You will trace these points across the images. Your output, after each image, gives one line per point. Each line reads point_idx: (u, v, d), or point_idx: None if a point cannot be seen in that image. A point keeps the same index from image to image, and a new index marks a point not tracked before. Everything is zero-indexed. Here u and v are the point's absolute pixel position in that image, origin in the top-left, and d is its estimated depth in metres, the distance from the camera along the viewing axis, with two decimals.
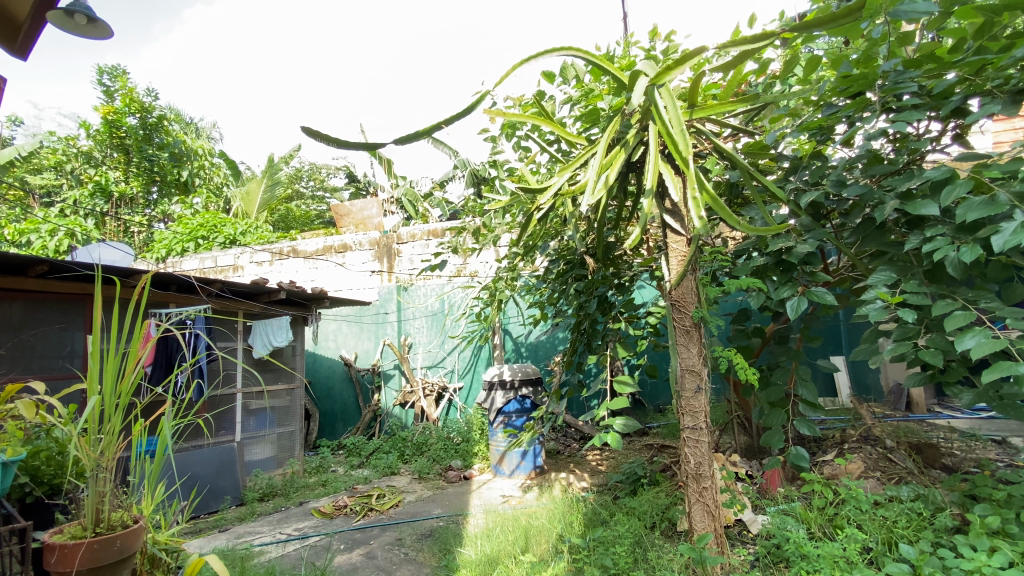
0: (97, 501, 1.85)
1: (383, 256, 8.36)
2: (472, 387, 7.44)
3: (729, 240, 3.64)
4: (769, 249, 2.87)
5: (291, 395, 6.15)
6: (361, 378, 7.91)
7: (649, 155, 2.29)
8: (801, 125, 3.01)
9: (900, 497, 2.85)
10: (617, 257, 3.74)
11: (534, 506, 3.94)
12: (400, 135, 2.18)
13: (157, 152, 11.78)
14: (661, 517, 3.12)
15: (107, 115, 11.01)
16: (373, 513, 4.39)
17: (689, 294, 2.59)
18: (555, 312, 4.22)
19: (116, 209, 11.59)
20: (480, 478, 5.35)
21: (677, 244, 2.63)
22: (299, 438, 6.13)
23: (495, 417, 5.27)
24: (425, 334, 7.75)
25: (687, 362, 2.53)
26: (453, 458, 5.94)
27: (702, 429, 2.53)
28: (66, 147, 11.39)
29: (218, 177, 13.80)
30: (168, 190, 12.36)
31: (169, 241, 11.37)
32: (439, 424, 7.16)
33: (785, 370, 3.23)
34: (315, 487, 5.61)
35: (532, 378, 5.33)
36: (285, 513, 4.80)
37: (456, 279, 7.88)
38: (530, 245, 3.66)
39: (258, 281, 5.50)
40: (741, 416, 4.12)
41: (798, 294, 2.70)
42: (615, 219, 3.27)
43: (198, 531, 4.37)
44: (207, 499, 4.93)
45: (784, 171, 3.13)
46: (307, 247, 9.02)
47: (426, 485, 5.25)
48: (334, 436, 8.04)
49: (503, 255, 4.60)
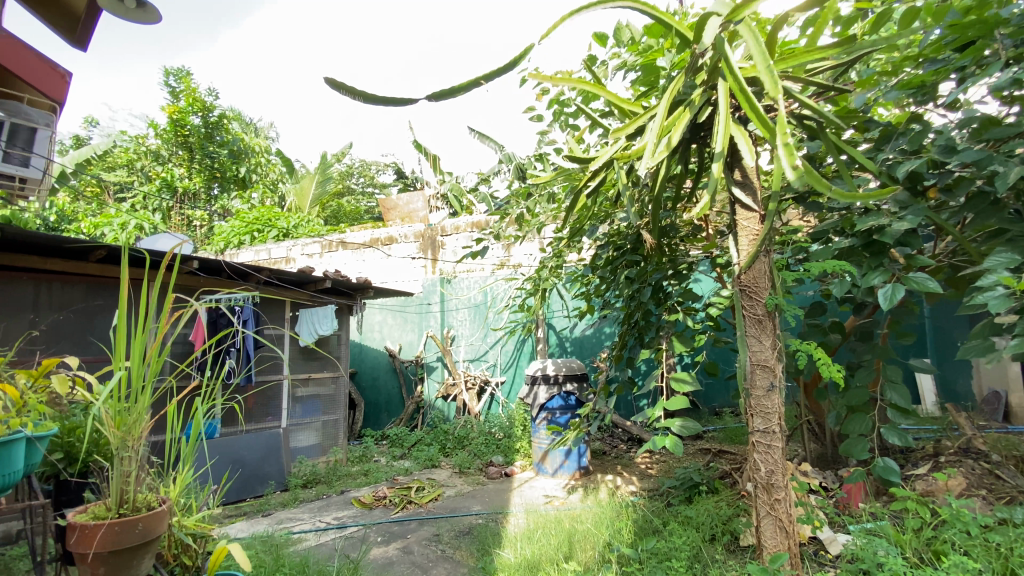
0: (121, 482, 1.77)
1: (428, 248, 8.30)
2: (514, 382, 7.24)
3: (803, 223, 3.26)
4: (856, 229, 2.51)
5: (336, 383, 6.17)
6: (405, 369, 7.90)
7: (719, 115, 1.98)
8: (896, 85, 2.61)
9: (1017, 522, 2.41)
10: (674, 243, 3.43)
11: (579, 509, 3.70)
12: (437, 90, 2.00)
13: (218, 150, 12.32)
14: (722, 529, 2.82)
15: (172, 115, 11.64)
16: (411, 506, 4.28)
17: (762, 278, 2.26)
18: (603, 303, 3.94)
19: (180, 204, 12.19)
20: (522, 476, 5.14)
21: (749, 222, 2.31)
22: (342, 426, 6.15)
23: (539, 413, 5.02)
24: (468, 327, 7.64)
25: (758, 356, 2.22)
26: (494, 453, 5.78)
27: (776, 433, 2.20)
28: (136, 146, 12.07)
29: (274, 173, 14.27)
30: (227, 186, 12.89)
31: (227, 234, 11.84)
32: (481, 418, 7.02)
33: (870, 369, 2.84)
34: (357, 476, 5.60)
35: (578, 374, 5.05)
36: (327, 501, 4.79)
37: (499, 271, 7.72)
38: (578, 229, 3.40)
39: (304, 270, 5.52)
40: (813, 421, 3.72)
41: (892, 281, 2.33)
42: (673, 198, 2.98)
43: (242, 515, 4.42)
44: (253, 483, 4.99)
45: (873, 140, 2.74)
46: (354, 239, 9.12)
47: (467, 480, 5.10)
48: (378, 426, 8.08)
49: (548, 242, 4.37)
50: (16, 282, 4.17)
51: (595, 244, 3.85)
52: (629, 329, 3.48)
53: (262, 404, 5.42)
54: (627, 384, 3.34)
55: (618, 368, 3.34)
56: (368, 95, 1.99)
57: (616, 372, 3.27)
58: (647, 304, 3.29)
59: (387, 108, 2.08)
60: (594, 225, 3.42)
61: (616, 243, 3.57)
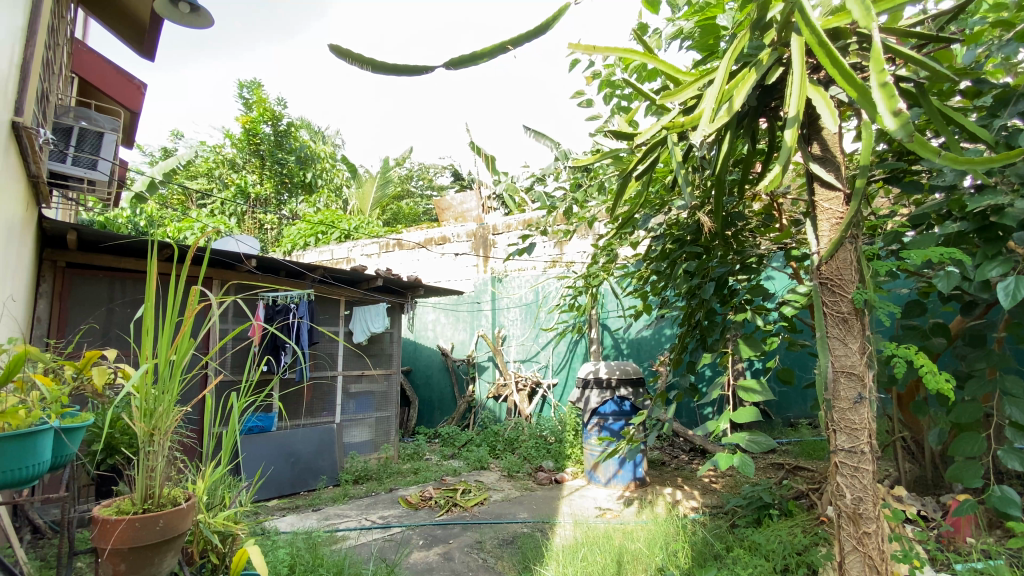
0: (146, 478, 1.76)
1: (480, 247, 8.23)
2: (566, 384, 6.98)
3: (895, 210, 2.81)
4: (967, 211, 2.10)
5: (388, 380, 6.21)
6: (457, 368, 7.87)
7: (791, 75, 1.68)
8: (1015, 35, 2.15)
9: None
10: (740, 234, 3.08)
11: (632, 525, 3.42)
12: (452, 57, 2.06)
13: (286, 156, 13.04)
14: (797, 559, 2.46)
15: (246, 125, 12.45)
16: (456, 509, 4.16)
17: (847, 270, 1.91)
18: (659, 301, 3.63)
19: (253, 209, 12.95)
20: (573, 484, 4.89)
21: (830, 204, 1.96)
22: (394, 424, 6.18)
23: (591, 418, 4.76)
24: (519, 327, 7.48)
25: (842, 362, 1.88)
26: (544, 458, 5.57)
27: (865, 454, 1.85)
28: (215, 155, 12.94)
29: (338, 178, 14.81)
30: (295, 191, 13.54)
31: (293, 236, 12.41)
32: (532, 420, 6.82)
33: (984, 380, 2.38)
34: (407, 475, 5.58)
35: (633, 378, 4.73)
36: (375, 499, 4.78)
37: (551, 270, 7.50)
38: (629, 221, 3.13)
39: (357, 268, 5.59)
40: (908, 438, 3.23)
41: (1017, 272, 1.92)
42: (737, 183, 2.65)
43: (293, 509, 4.50)
44: (306, 476, 5.10)
45: (985, 106, 2.29)
46: (409, 239, 9.24)
47: (515, 484, 4.92)
48: (432, 424, 8.09)
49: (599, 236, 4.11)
50: (94, 280, 4.50)
51: (651, 237, 3.55)
52: (689, 330, 3.18)
53: (318, 399, 5.54)
54: (686, 390, 3.02)
55: (676, 372, 3.04)
56: (379, 64, 2.03)
57: (673, 377, 2.98)
58: (709, 302, 2.97)
59: (402, 77, 2.04)
60: (647, 215, 3.12)
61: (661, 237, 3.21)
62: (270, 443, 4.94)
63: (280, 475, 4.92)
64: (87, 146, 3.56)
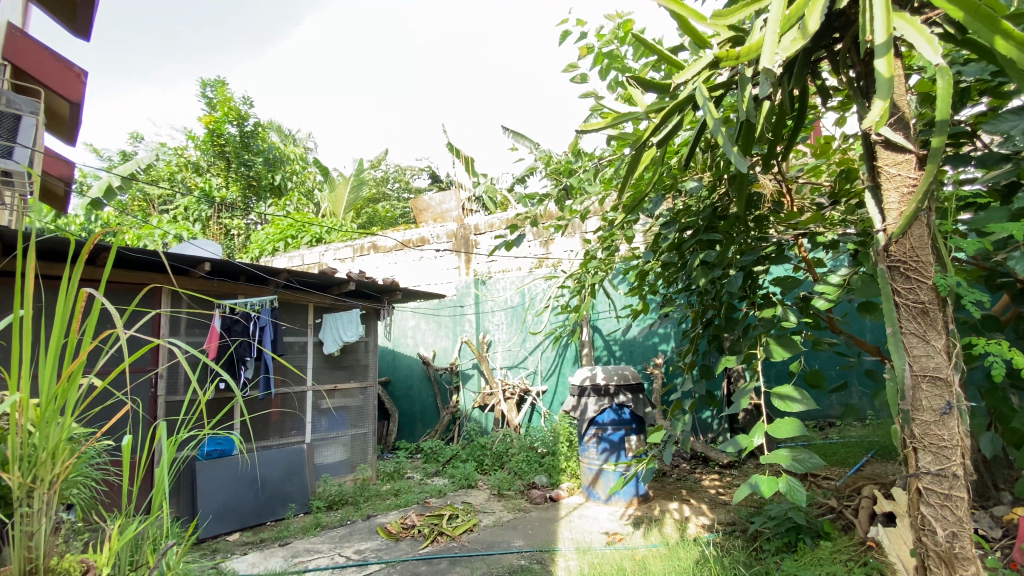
0: (24, 548, 1.18)
1: (461, 248, 7.79)
2: (557, 391, 6.58)
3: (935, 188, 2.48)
4: None
5: (363, 394, 5.71)
6: (439, 377, 7.40)
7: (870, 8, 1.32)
8: None
9: None
10: (761, 221, 2.72)
11: (643, 553, 3.03)
12: None
13: (254, 158, 12.37)
14: None
15: (208, 125, 11.77)
16: (442, 539, 3.69)
17: (923, 248, 1.55)
18: (665, 299, 3.25)
19: (218, 213, 12.26)
20: (570, 502, 4.46)
21: (899, 168, 1.59)
22: (371, 441, 5.67)
23: (588, 429, 4.35)
24: (505, 332, 7.06)
25: (923, 365, 1.51)
26: (536, 473, 5.14)
27: (957, 478, 1.48)
28: (177, 158, 12.20)
29: (310, 181, 14.10)
30: (263, 195, 12.84)
31: (261, 241, 11.72)
32: (521, 431, 6.41)
33: None
34: (387, 497, 5.09)
35: (632, 384, 4.34)
36: (351, 528, 4.28)
37: (537, 270, 7.12)
38: (635, 206, 2.72)
39: (326, 271, 5.08)
40: None
41: None
42: (766, 159, 2.27)
43: (258, 545, 3.98)
44: (273, 504, 4.58)
45: None
46: (386, 241, 8.71)
47: (506, 505, 4.47)
48: (413, 437, 7.58)
49: (596, 228, 3.71)
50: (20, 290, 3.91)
51: (657, 226, 3.15)
52: (705, 329, 2.80)
53: (286, 418, 5.00)
54: (704, 399, 2.64)
55: (693, 378, 2.65)
56: None
57: (692, 385, 2.58)
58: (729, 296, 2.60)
59: None
60: (657, 196, 2.71)
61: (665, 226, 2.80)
62: (231, 468, 4.41)
63: (243, 505, 4.39)
64: (2, 129, 3.00)
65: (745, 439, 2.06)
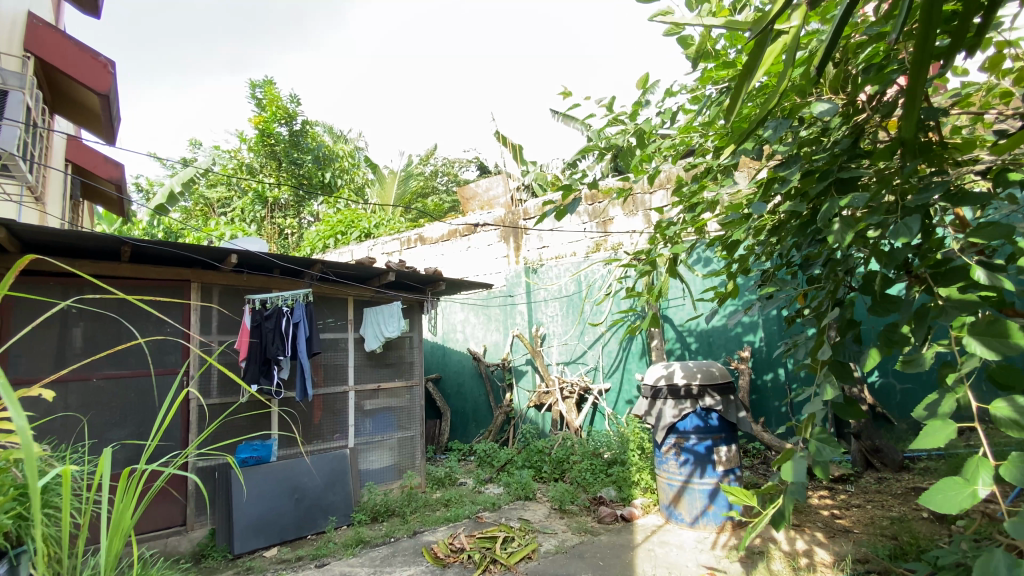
0: None
1: (510, 235, 7.17)
2: (622, 389, 5.87)
3: None
4: None
5: (410, 394, 5.23)
6: (491, 374, 6.87)
7: None
8: None
9: None
10: (937, 153, 1.87)
11: None
12: None
13: (303, 157, 12.20)
14: None
15: (259, 126, 11.68)
16: (495, 569, 3.14)
17: None
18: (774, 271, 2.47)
19: (272, 214, 12.37)
20: (646, 523, 3.77)
21: None
22: (420, 444, 5.20)
23: (666, 438, 3.65)
24: (560, 324, 6.41)
25: None
26: (604, 484, 4.46)
27: None
28: (233, 161, 12.40)
29: (360, 177, 13.92)
30: (314, 192, 12.80)
31: (313, 238, 11.58)
32: (583, 434, 5.76)
33: None
34: (437, 508, 4.62)
35: (721, 384, 3.59)
36: (395, 546, 3.81)
37: (595, 255, 6.45)
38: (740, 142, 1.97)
39: (363, 261, 4.62)
40: None
41: None
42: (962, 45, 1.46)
43: (295, 564, 3.60)
44: (314, 516, 4.24)
45: None
46: (432, 233, 8.24)
47: (570, 524, 3.85)
48: (466, 438, 7.11)
49: (674, 192, 2.97)
50: (45, 289, 3.70)
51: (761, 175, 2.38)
52: (840, 309, 2.03)
53: (327, 421, 4.62)
54: (841, 406, 1.89)
55: (827, 376, 1.89)
56: None
57: (827, 388, 1.83)
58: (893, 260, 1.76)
59: None
60: (774, 123, 1.93)
61: (776, 167, 2.02)
62: (269, 477, 4.10)
63: (281, 516, 4.07)
64: None
65: (944, 498, 1.15)
